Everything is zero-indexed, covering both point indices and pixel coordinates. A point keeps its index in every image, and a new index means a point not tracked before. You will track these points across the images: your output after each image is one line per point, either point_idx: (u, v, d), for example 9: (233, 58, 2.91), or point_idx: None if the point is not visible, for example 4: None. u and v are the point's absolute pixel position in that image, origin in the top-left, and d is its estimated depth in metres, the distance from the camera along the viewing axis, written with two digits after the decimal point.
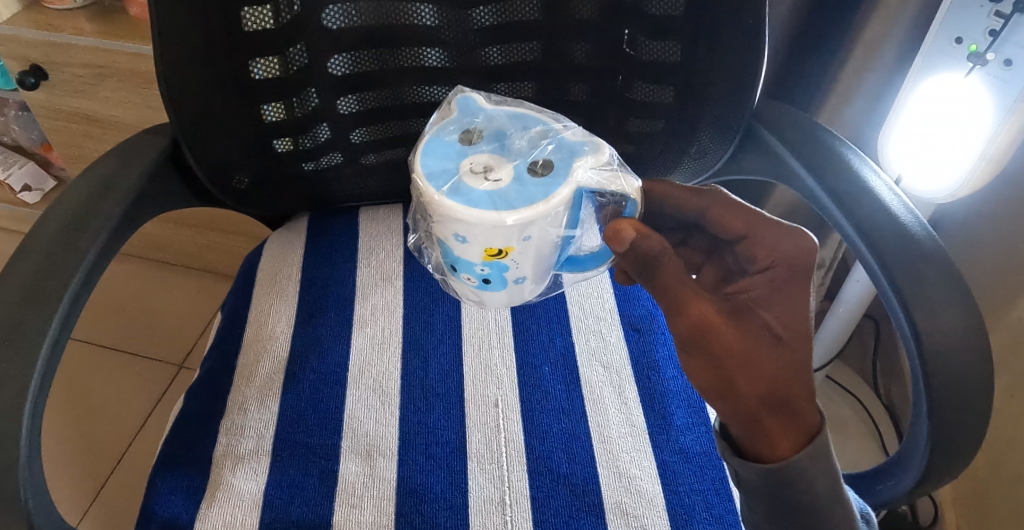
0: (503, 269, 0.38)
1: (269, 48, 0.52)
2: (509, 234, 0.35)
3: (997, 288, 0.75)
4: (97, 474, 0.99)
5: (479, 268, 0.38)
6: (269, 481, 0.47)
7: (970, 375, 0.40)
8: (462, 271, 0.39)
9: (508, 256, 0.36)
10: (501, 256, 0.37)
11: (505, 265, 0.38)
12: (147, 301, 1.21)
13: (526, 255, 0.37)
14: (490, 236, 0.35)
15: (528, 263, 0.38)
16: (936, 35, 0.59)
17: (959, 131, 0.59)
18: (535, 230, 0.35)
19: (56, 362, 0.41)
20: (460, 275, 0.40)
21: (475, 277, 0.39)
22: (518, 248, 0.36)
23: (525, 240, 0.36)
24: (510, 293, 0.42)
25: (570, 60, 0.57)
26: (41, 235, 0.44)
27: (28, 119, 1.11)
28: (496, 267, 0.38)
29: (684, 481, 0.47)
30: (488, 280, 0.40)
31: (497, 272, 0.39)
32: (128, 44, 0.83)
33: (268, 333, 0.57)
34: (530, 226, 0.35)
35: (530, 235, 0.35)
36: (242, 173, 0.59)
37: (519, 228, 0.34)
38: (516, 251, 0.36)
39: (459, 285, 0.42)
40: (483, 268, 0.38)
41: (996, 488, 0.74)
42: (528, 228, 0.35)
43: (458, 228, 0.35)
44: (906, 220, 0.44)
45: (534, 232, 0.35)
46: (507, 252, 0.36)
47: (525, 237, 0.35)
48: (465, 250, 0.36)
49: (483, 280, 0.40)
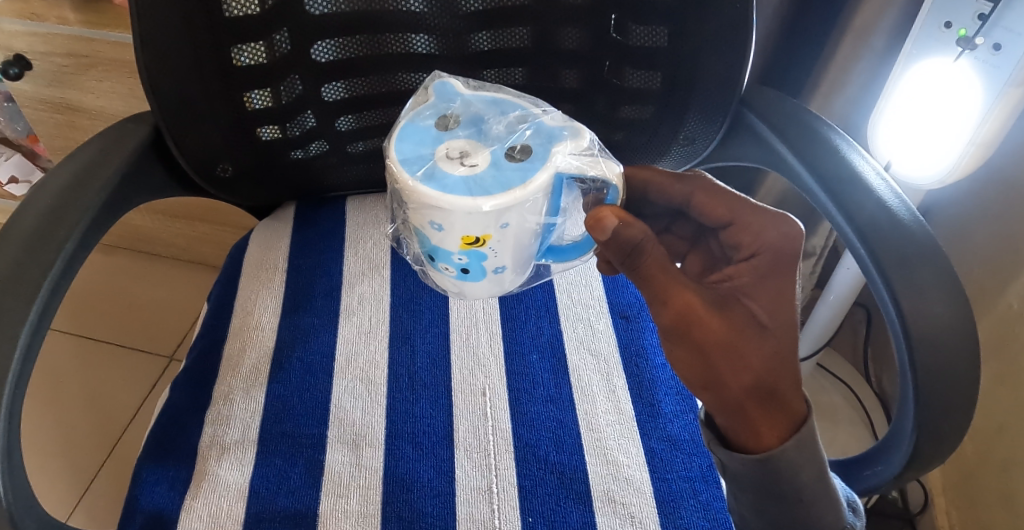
0: (482, 258, 0.38)
1: (252, 34, 0.51)
2: (485, 221, 0.34)
3: (988, 274, 0.75)
4: (88, 468, 0.98)
5: (457, 257, 0.38)
6: (254, 472, 0.47)
7: (956, 360, 0.40)
8: (440, 260, 0.39)
9: (485, 245, 0.36)
10: (478, 244, 0.36)
11: (482, 254, 0.37)
12: (137, 293, 1.20)
13: (504, 244, 0.37)
14: (466, 224, 0.34)
15: (507, 252, 0.38)
16: (924, 19, 0.59)
17: (948, 116, 0.59)
18: (511, 217, 0.35)
19: (35, 353, 0.40)
20: (438, 264, 0.39)
21: (453, 267, 0.39)
22: (495, 236, 0.36)
23: (502, 228, 0.35)
24: (490, 283, 0.42)
25: (558, 46, 0.56)
26: (18, 225, 0.43)
27: (14, 111, 1.08)
28: (473, 256, 0.38)
29: (672, 469, 0.47)
30: (467, 270, 0.39)
31: (475, 262, 0.38)
32: (113, 32, 0.82)
33: (254, 323, 0.56)
34: (506, 213, 0.34)
35: (507, 223, 0.35)
36: (227, 161, 0.58)
37: (495, 215, 0.34)
38: (493, 239, 0.36)
39: (439, 276, 0.42)
40: (462, 257, 0.38)
41: (985, 474, 0.74)
42: (505, 215, 0.34)
43: (434, 215, 0.34)
44: (893, 205, 0.44)
45: (511, 220, 0.35)
46: (484, 240, 0.36)
47: (502, 225, 0.35)
48: (441, 238, 0.36)
49: (461, 270, 0.39)
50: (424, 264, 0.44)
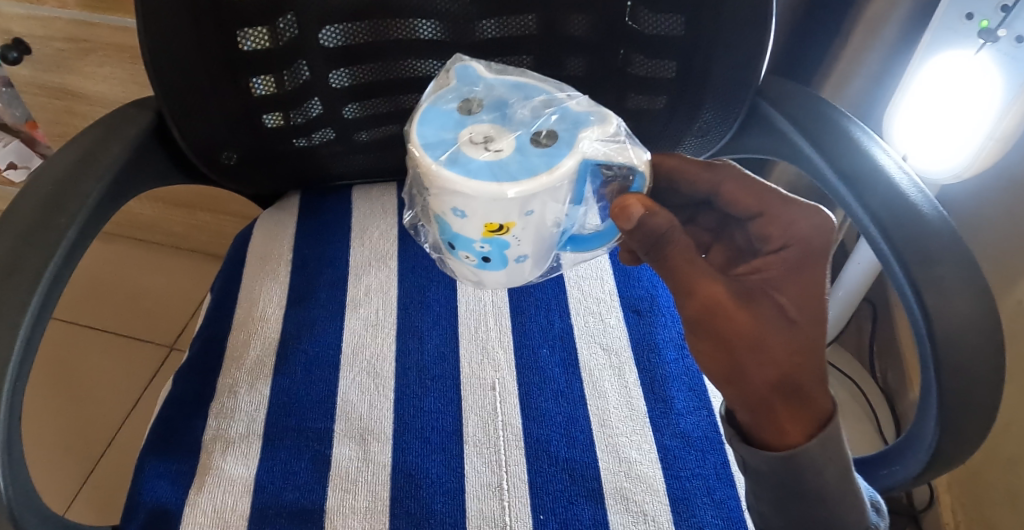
0: (504, 246, 0.37)
1: (257, 19, 0.49)
2: (510, 208, 0.33)
3: (1001, 270, 0.74)
4: (87, 459, 0.98)
5: (478, 245, 0.37)
6: (260, 466, 0.46)
7: (981, 358, 0.39)
8: (460, 249, 0.38)
9: (508, 233, 0.35)
10: (502, 232, 0.35)
11: (506, 243, 0.37)
12: (136, 282, 1.19)
13: (527, 232, 0.36)
14: (489, 213, 0.33)
15: (529, 240, 0.37)
16: (944, 9, 0.57)
17: (967, 109, 0.58)
18: (533, 205, 0.34)
19: (37, 342, 0.40)
20: (458, 253, 0.38)
21: (474, 255, 0.38)
22: (518, 223, 0.35)
23: (526, 215, 0.34)
24: (510, 273, 0.41)
25: (568, 33, 0.55)
26: (18, 213, 0.42)
27: (12, 96, 1.06)
28: (496, 244, 0.37)
29: (685, 466, 0.46)
30: (488, 258, 0.38)
31: (498, 251, 0.38)
32: (113, 17, 0.80)
33: (259, 314, 0.55)
34: (530, 201, 0.33)
35: (530, 211, 0.34)
36: (231, 149, 0.57)
37: (519, 202, 0.33)
38: (515, 227, 0.35)
39: (457, 264, 0.41)
40: (483, 246, 0.37)
41: (993, 472, 0.74)
42: (529, 203, 0.33)
43: (456, 201, 0.33)
44: (915, 198, 0.43)
45: (535, 207, 0.34)
46: (508, 228, 0.35)
47: (526, 212, 0.34)
48: (465, 226, 0.35)
49: (482, 258, 0.38)
50: (443, 252, 0.43)
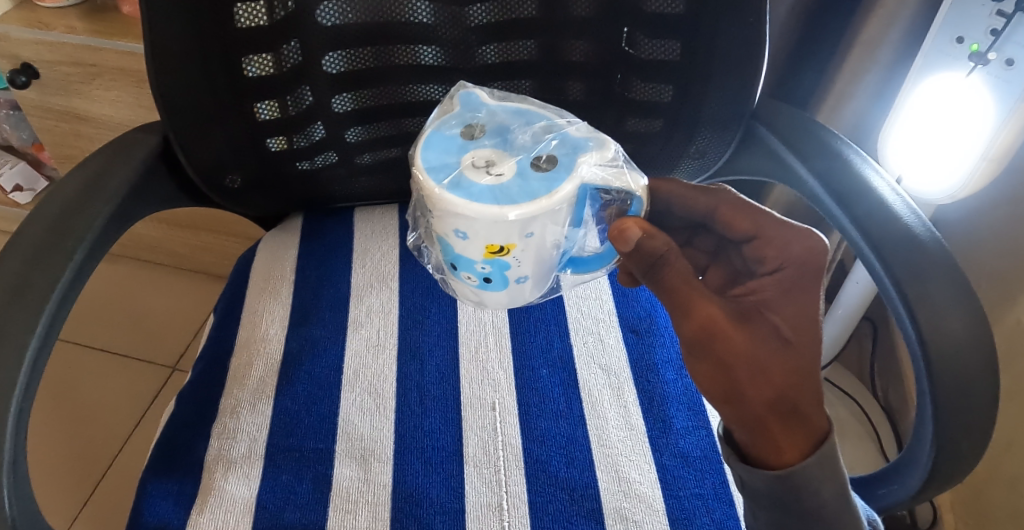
0: (505, 268, 0.38)
1: (262, 45, 0.51)
2: (509, 231, 0.34)
3: (997, 288, 0.75)
4: (88, 479, 0.97)
5: (480, 266, 0.37)
6: (261, 486, 0.46)
7: (974, 377, 0.40)
8: (462, 270, 0.39)
9: (508, 254, 0.36)
10: (502, 253, 0.36)
11: (507, 264, 0.37)
12: (139, 302, 1.20)
13: (526, 254, 0.37)
14: (490, 236, 0.34)
15: (530, 262, 0.38)
16: (935, 34, 0.59)
17: (959, 131, 0.59)
18: (530, 229, 0.34)
19: (43, 363, 0.40)
20: (460, 274, 0.39)
21: (475, 276, 0.39)
22: (518, 245, 0.36)
23: (526, 236, 0.35)
24: (511, 294, 0.41)
25: (565, 58, 0.56)
26: (27, 236, 0.43)
27: (20, 119, 1.09)
28: (497, 264, 0.37)
29: (684, 485, 0.46)
30: (489, 279, 0.39)
31: (499, 271, 0.38)
32: (120, 42, 0.82)
33: (262, 334, 0.56)
34: (527, 226, 0.34)
35: (529, 233, 0.35)
36: (236, 172, 0.58)
37: (518, 225, 0.34)
38: (514, 249, 0.36)
39: (459, 285, 0.41)
40: (484, 266, 0.37)
41: (996, 491, 0.73)
42: (528, 225, 0.34)
43: (458, 223, 0.34)
44: (908, 219, 0.44)
45: (533, 230, 0.35)
46: (508, 249, 0.36)
47: (526, 234, 0.35)
48: (467, 248, 0.36)
49: (483, 279, 0.39)
50: (445, 273, 0.44)
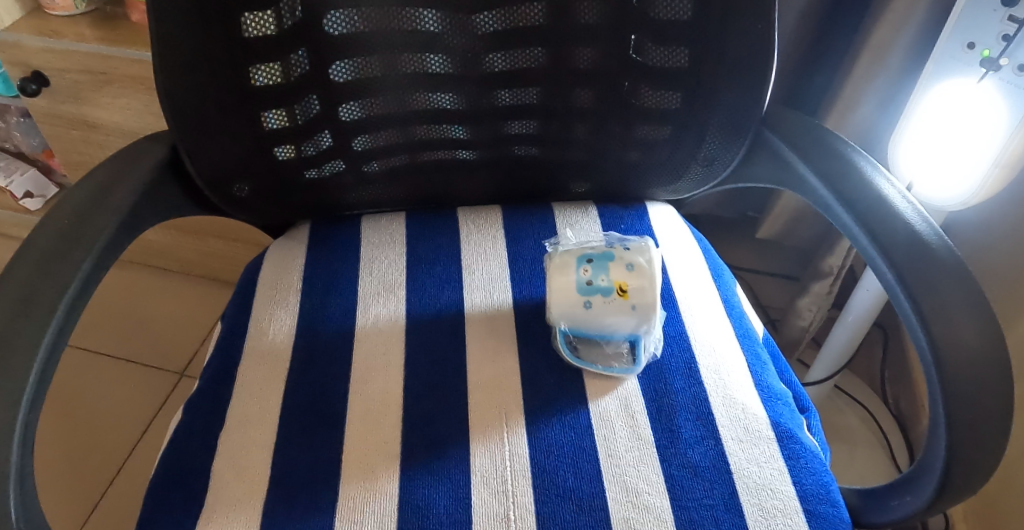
0: (602, 292, 0.53)
1: (271, 54, 0.51)
2: (622, 322, 0.52)
3: (1009, 296, 0.74)
4: (96, 486, 0.97)
5: (602, 279, 0.53)
6: (268, 496, 0.46)
7: (992, 391, 0.39)
8: (594, 277, 0.53)
9: (623, 299, 0.52)
10: (616, 285, 0.53)
11: (616, 267, 0.53)
12: (149, 309, 1.20)
13: (611, 304, 0.52)
14: (597, 323, 0.53)
15: (610, 308, 0.52)
16: (946, 39, 0.58)
17: (971, 136, 0.58)
18: (610, 324, 0.53)
19: (50, 374, 0.40)
20: (594, 277, 0.53)
21: (592, 276, 0.53)
22: (638, 296, 0.52)
23: (631, 313, 0.52)
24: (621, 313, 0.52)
25: (575, 65, 0.56)
26: (34, 248, 0.43)
27: (30, 126, 1.11)
28: (605, 279, 0.53)
29: (693, 496, 0.46)
30: (592, 284, 0.53)
31: (601, 274, 0.53)
32: (130, 51, 0.83)
33: (270, 343, 0.56)
34: (606, 329, 0.53)
35: (636, 306, 0.52)
36: (242, 181, 0.58)
37: (634, 319, 0.52)
38: (634, 287, 0.53)
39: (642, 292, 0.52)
40: (603, 280, 0.53)
41: (1014, 502, 0.72)
42: (600, 308, 0.53)
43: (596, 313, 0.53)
44: (919, 227, 0.43)
45: (638, 315, 0.52)
46: (620, 285, 0.53)
47: (635, 311, 0.52)
48: (609, 304, 0.52)
49: (587, 280, 0.53)
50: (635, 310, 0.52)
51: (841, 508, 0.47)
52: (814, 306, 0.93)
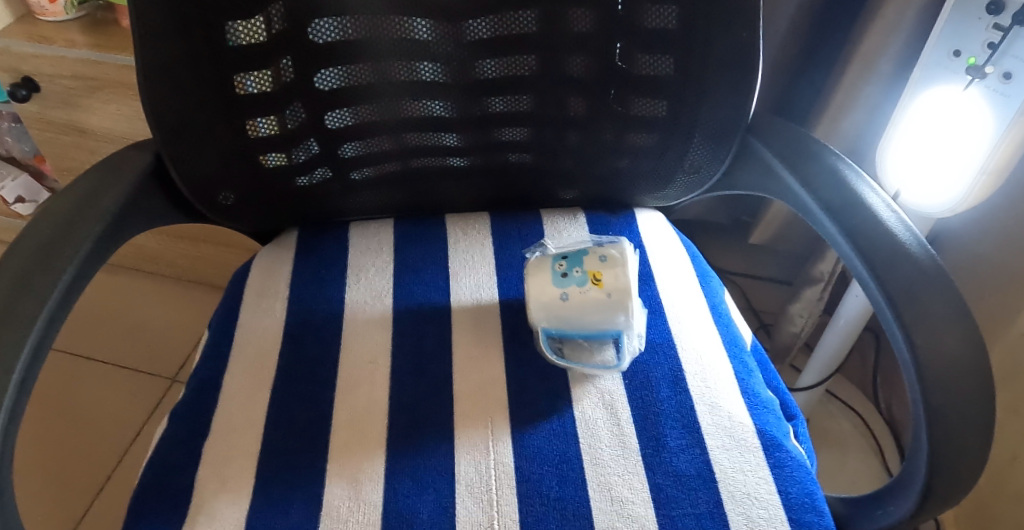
0: (578, 283, 0.53)
1: (258, 61, 0.51)
2: (600, 314, 0.52)
3: (998, 302, 0.74)
4: (87, 492, 0.97)
5: (577, 271, 0.53)
6: (251, 506, 0.46)
7: (974, 401, 0.39)
8: (569, 269, 0.54)
9: (598, 288, 0.53)
10: (590, 275, 0.53)
11: (590, 259, 0.54)
12: (142, 314, 1.20)
13: (587, 294, 0.52)
14: (581, 316, 0.53)
15: (587, 299, 0.53)
16: (932, 47, 0.58)
17: (958, 143, 0.58)
18: (590, 317, 0.53)
19: (30, 384, 0.40)
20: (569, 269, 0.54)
21: (568, 269, 0.54)
22: (612, 284, 0.53)
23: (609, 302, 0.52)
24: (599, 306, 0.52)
25: (565, 73, 0.56)
26: (15, 256, 0.43)
27: (21, 131, 1.12)
28: (580, 271, 0.53)
29: (678, 506, 0.45)
30: (568, 276, 0.53)
31: (575, 267, 0.54)
32: (120, 56, 0.83)
33: (255, 352, 0.56)
34: (590, 325, 0.53)
35: (611, 295, 0.52)
36: (229, 188, 0.58)
37: (611, 307, 0.52)
38: (609, 277, 0.53)
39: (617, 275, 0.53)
40: (579, 271, 0.53)
41: (1005, 508, 0.72)
42: (577, 299, 0.53)
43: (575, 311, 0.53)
44: (904, 237, 0.43)
45: (616, 302, 0.52)
46: (595, 275, 0.53)
47: (612, 299, 0.52)
48: (584, 294, 0.53)
49: (564, 272, 0.54)
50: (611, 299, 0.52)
51: (826, 517, 0.47)
52: (806, 311, 0.93)
